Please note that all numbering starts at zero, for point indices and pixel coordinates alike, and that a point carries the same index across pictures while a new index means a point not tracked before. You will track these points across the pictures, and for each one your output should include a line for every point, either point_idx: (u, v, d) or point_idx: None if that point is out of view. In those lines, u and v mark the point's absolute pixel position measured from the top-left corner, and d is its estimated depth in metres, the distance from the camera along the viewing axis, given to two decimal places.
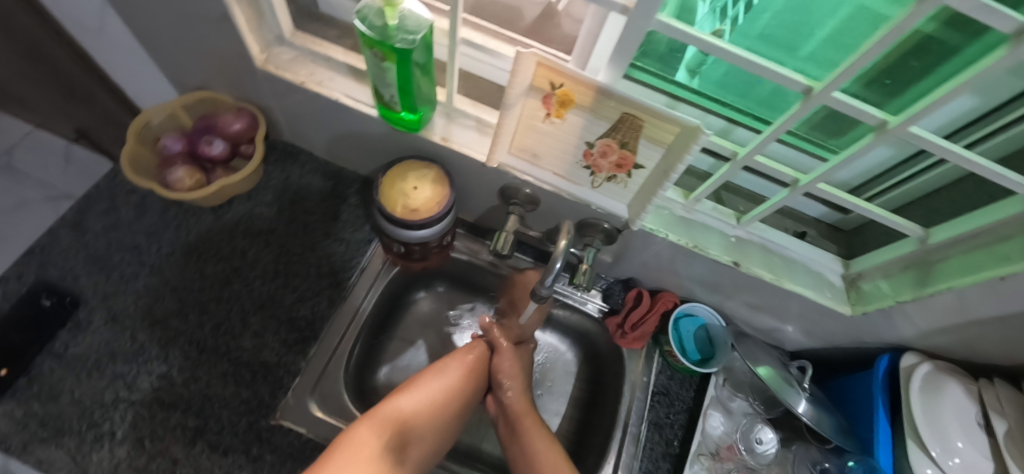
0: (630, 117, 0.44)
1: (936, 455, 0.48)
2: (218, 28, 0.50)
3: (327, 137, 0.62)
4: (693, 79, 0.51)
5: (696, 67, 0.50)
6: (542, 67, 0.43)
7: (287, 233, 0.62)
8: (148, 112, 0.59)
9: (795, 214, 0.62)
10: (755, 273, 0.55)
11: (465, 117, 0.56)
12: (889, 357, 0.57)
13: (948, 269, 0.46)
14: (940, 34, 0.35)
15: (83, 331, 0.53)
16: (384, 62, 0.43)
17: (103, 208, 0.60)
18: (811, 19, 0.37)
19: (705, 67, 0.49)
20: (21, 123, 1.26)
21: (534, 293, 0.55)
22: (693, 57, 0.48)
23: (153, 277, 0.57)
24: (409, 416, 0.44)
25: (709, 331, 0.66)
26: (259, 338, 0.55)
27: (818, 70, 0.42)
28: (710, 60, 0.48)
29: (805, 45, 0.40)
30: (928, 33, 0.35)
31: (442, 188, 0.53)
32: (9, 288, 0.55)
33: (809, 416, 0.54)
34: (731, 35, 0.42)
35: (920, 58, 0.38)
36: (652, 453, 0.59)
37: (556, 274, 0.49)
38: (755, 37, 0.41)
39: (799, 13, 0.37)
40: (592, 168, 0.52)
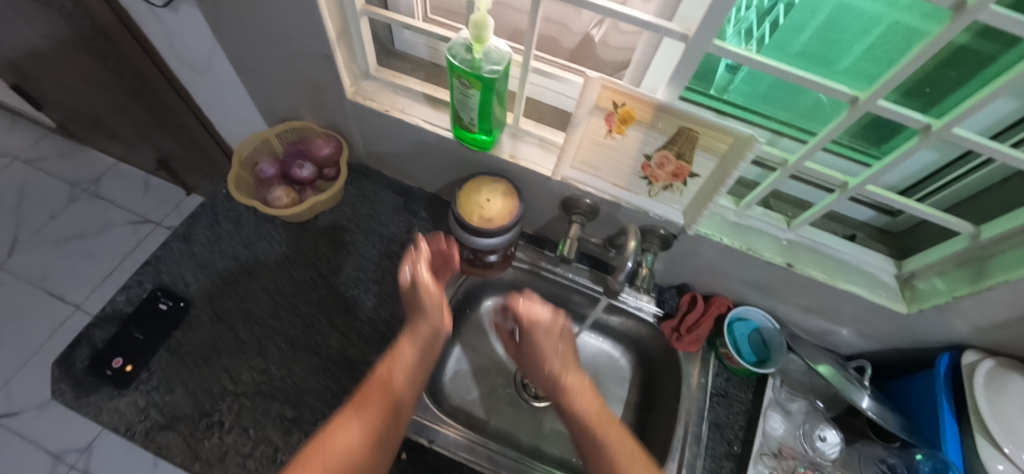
0: (687, 130, 0.50)
1: (1010, 451, 0.48)
2: (318, 64, 0.59)
3: (401, 158, 0.70)
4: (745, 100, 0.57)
5: (725, 85, 0.55)
6: (608, 90, 0.49)
7: (365, 244, 0.68)
8: (248, 140, 0.68)
9: (842, 218, 0.65)
10: (807, 274, 0.58)
11: (530, 136, 0.62)
12: (948, 356, 0.58)
13: (1003, 263, 0.48)
14: (973, 43, 0.39)
15: (194, 329, 0.60)
16: (470, 89, 0.49)
17: (206, 223, 0.68)
18: (847, 36, 0.42)
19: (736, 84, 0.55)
20: (105, 156, 1.41)
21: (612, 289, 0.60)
22: (723, 75, 0.54)
23: (252, 283, 0.64)
24: (364, 428, 0.41)
25: (763, 334, 0.68)
26: (345, 338, 0.61)
27: (853, 80, 0.46)
28: (740, 75, 0.53)
29: (842, 59, 0.45)
30: (961, 44, 0.39)
31: (512, 200, 0.58)
32: (131, 292, 0.62)
33: (874, 411, 0.56)
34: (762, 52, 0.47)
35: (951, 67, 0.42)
36: (714, 452, 0.60)
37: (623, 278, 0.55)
38: (782, 48, 0.46)
39: (828, 30, 0.42)
40: (649, 178, 0.56)
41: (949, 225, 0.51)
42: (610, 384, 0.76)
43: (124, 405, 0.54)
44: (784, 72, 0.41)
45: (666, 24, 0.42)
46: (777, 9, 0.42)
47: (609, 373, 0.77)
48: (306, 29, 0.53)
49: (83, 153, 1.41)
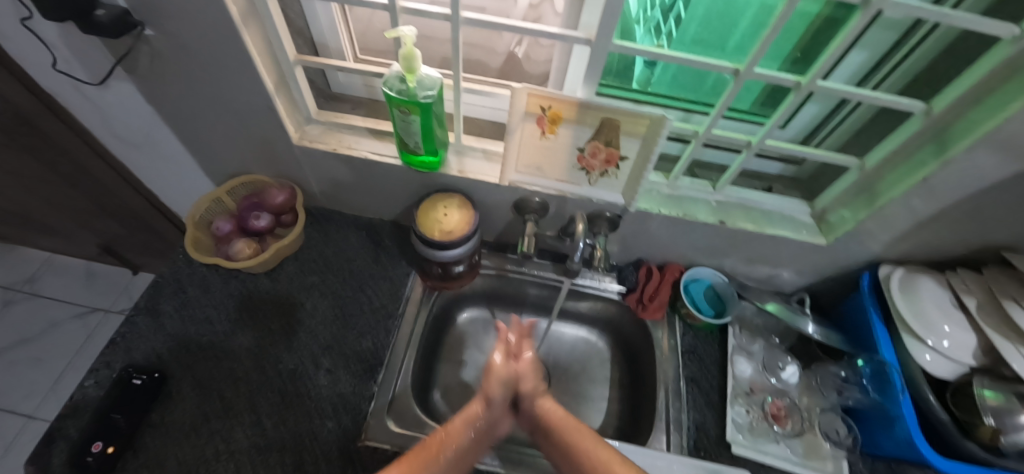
0: (609, 120, 0.56)
1: (931, 340, 0.58)
2: (262, 117, 0.61)
3: (358, 193, 0.73)
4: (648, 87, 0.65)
5: (647, 77, 0.63)
6: (533, 96, 0.56)
7: (336, 283, 0.70)
8: (199, 201, 0.68)
9: (759, 175, 0.74)
10: (740, 227, 0.65)
11: (473, 151, 0.67)
12: (869, 274, 0.68)
13: (887, 184, 0.58)
14: (831, 11, 0.49)
15: (175, 400, 0.58)
16: (409, 115, 0.53)
17: (171, 292, 0.67)
18: (733, 22, 0.52)
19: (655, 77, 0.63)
20: (34, 252, 1.32)
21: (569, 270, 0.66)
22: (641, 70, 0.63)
23: (228, 342, 0.63)
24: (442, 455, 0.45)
25: (716, 289, 0.75)
26: (333, 375, 0.62)
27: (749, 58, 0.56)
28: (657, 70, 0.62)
29: (735, 39, 0.54)
30: (823, 13, 0.50)
31: (468, 211, 0.63)
32: (99, 376, 0.59)
33: (819, 333, 0.63)
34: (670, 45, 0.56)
35: (824, 32, 0.52)
36: (697, 403, 0.66)
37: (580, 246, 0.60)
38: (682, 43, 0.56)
39: (719, 19, 0.52)
40: (586, 168, 0.62)
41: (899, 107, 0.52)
42: (594, 368, 0.81)
43: None
44: (676, 58, 0.49)
45: (570, 33, 0.49)
46: (676, 5, 0.52)
47: (593, 359, 0.82)
48: (247, 87, 0.57)
49: (8, 253, 1.32)
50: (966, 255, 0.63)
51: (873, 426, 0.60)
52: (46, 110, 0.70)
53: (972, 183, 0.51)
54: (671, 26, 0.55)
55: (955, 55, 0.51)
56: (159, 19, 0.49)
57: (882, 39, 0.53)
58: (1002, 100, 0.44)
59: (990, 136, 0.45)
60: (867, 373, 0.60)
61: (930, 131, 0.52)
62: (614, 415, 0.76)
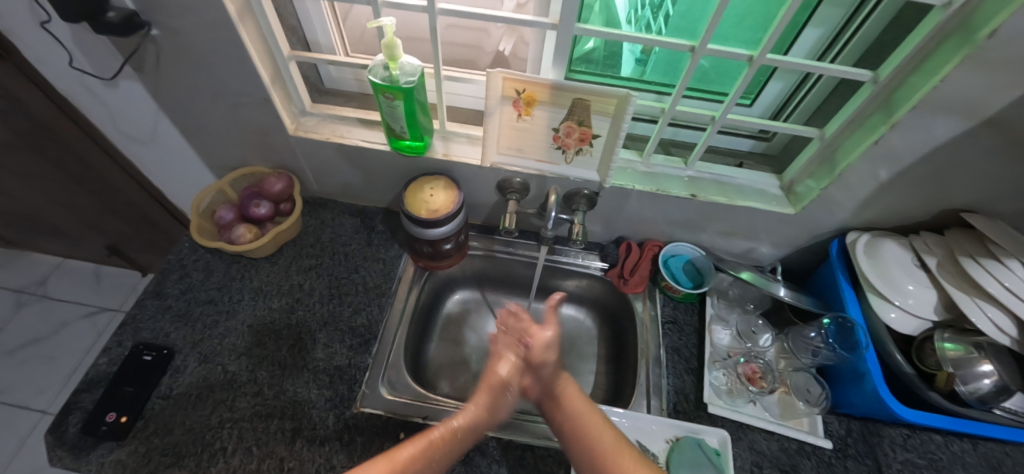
0: (580, 100, 0.60)
1: (899, 300, 0.60)
2: (260, 109, 0.66)
3: (351, 181, 0.78)
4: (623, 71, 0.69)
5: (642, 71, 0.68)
6: (508, 80, 0.59)
7: (332, 264, 0.74)
8: (204, 191, 0.72)
9: (731, 152, 0.78)
10: (711, 200, 0.69)
11: (457, 136, 0.71)
12: (838, 241, 0.71)
13: (845, 151, 0.61)
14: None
15: (182, 373, 0.62)
16: (394, 101, 0.57)
17: (177, 276, 0.71)
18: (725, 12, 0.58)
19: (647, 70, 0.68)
20: (47, 257, 1.38)
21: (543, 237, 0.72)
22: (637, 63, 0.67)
23: (231, 321, 0.67)
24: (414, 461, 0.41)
25: (695, 263, 0.78)
26: (330, 348, 0.65)
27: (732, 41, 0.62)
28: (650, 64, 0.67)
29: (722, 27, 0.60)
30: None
31: (453, 192, 0.67)
32: (112, 354, 0.63)
33: (790, 296, 0.66)
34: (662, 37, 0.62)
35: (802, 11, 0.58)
36: (676, 369, 0.69)
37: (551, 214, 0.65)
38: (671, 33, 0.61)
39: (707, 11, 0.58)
40: (562, 147, 0.66)
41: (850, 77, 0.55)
42: (582, 345, 0.85)
43: (125, 455, 0.55)
44: (637, 38, 0.53)
45: (538, 19, 0.53)
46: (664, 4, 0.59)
47: (580, 336, 0.86)
48: (245, 80, 0.61)
49: (22, 258, 1.38)
50: (928, 220, 0.67)
51: (843, 383, 0.64)
52: (60, 111, 0.75)
53: (922, 145, 0.55)
54: (660, 24, 0.61)
55: (900, 27, 0.55)
56: (164, 19, 0.54)
57: (832, 16, 0.57)
58: (937, 63, 0.48)
59: (930, 96, 0.49)
60: (832, 331, 0.64)
61: (879, 98, 0.55)
62: (600, 387, 0.79)
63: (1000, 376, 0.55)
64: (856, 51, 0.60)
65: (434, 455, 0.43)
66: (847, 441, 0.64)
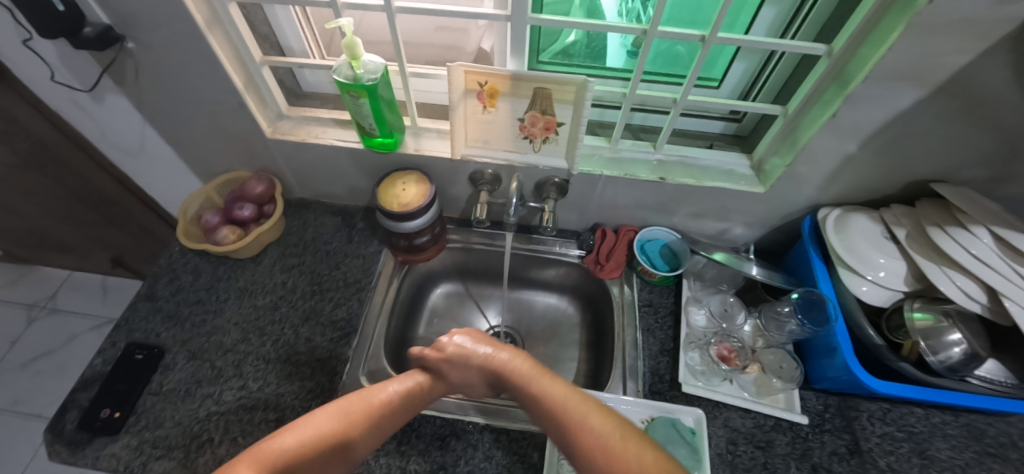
0: (541, 89, 0.61)
1: (872, 276, 0.60)
2: (236, 114, 0.68)
3: (330, 180, 0.80)
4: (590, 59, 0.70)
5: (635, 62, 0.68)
6: (470, 73, 0.61)
7: (314, 262, 0.77)
8: (189, 197, 0.75)
9: (702, 135, 0.78)
10: (678, 182, 0.69)
11: (428, 131, 0.73)
12: (810, 219, 0.71)
13: (807, 127, 0.62)
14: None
15: (172, 370, 0.65)
16: (359, 99, 0.59)
17: (167, 279, 0.74)
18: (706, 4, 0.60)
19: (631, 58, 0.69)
20: (54, 271, 1.44)
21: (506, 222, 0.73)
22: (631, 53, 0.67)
23: (217, 319, 0.70)
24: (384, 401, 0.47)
25: (671, 246, 0.79)
26: (311, 341, 0.68)
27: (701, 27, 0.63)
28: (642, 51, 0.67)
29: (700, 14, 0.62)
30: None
31: (424, 185, 0.69)
32: (106, 354, 0.67)
33: (761, 274, 0.67)
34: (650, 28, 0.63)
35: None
36: (652, 351, 0.69)
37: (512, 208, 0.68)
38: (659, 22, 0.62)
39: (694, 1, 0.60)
40: (529, 137, 0.68)
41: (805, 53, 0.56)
42: (564, 332, 0.86)
43: (118, 449, 0.58)
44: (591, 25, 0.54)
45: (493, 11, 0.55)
46: None
47: (562, 324, 0.87)
48: (219, 86, 0.64)
49: (31, 273, 1.44)
50: (897, 192, 0.67)
51: (817, 357, 0.63)
52: (52, 126, 0.79)
53: (878, 115, 0.55)
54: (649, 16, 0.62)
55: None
56: (136, 32, 0.56)
57: None
58: (883, 33, 0.48)
59: (877, 67, 0.49)
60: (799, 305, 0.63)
61: (833, 71, 0.56)
62: (581, 373, 0.80)
63: (968, 344, 0.55)
64: (814, 26, 0.60)
65: (407, 401, 0.49)
66: (824, 417, 0.63)
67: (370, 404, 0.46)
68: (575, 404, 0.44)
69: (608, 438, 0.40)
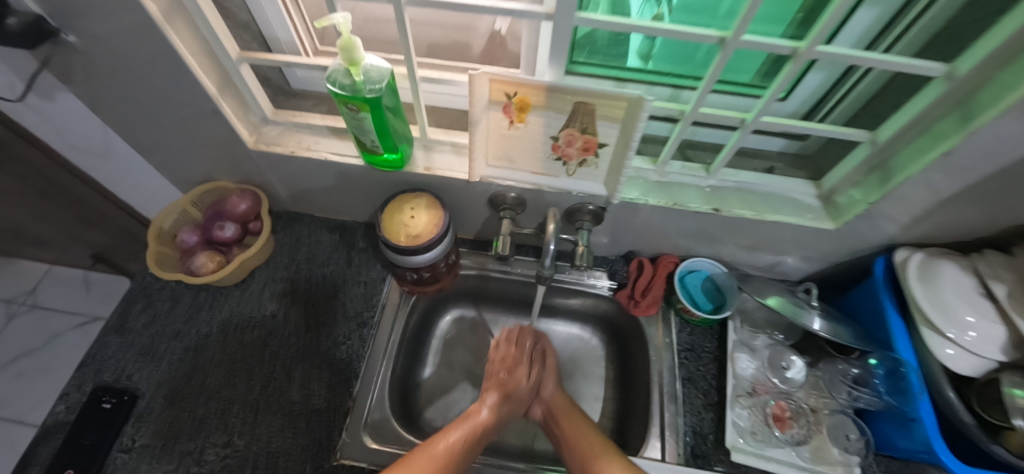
0: (583, 104, 0.50)
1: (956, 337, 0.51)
2: (211, 122, 0.57)
3: (325, 195, 0.69)
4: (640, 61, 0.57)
5: (648, 52, 0.56)
6: (496, 82, 0.49)
7: (308, 289, 0.67)
8: (163, 213, 0.65)
9: (759, 153, 0.67)
10: (737, 214, 0.59)
11: (441, 144, 0.62)
12: (883, 259, 0.61)
13: (903, 161, 0.51)
14: None
15: (146, 421, 0.57)
16: (359, 113, 0.48)
17: (141, 307, 0.65)
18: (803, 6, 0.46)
19: (656, 50, 0.55)
20: (34, 265, 1.34)
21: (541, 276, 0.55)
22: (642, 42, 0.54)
23: (198, 358, 0.61)
24: (451, 450, 0.49)
25: (715, 280, 0.69)
26: (307, 388, 0.59)
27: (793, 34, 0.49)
28: (659, 43, 0.54)
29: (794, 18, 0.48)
30: None
31: (436, 212, 0.59)
32: (71, 400, 0.58)
33: (826, 331, 0.56)
34: (670, 15, 0.48)
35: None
36: (693, 406, 0.61)
37: (550, 253, 0.49)
38: (691, 11, 0.48)
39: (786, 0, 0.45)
40: (563, 158, 0.56)
41: (914, 72, 0.43)
42: (587, 366, 0.77)
43: None
44: (655, 30, 0.42)
45: (530, 8, 0.42)
46: None
47: (585, 356, 0.78)
48: (187, 90, 0.52)
49: (9, 267, 1.34)
50: (995, 236, 0.56)
51: (883, 423, 0.56)
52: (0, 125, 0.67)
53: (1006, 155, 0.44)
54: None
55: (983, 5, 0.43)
56: (74, 27, 0.44)
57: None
58: None
59: None
60: (880, 375, 0.54)
61: (951, 98, 0.44)
62: (607, 415, 0.72)
63: None
64: (921, 36, 0.48)
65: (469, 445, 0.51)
66: None
67: (439, 454, 0.47)
68: (589, 446, 0.52)
69: (598, 451, 0.51)
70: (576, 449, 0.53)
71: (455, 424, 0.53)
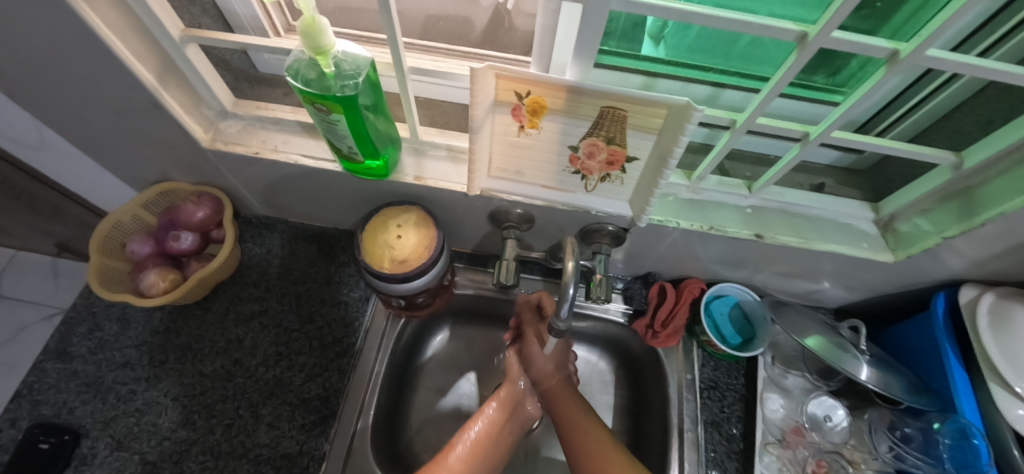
0: (611, 109, 0.40)
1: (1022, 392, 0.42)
2: (153, 117, 0.47)
3: (299, 200, 0.59)
4: (658, 48, 0.45)
5: (659, 33, 0.43)
6: (503, 79, 0.39)
7: (280, 311, 0.59)
8: (114, 215, 0.56)
9: (807, 167, 0.58)
10: (782, 242, 0.50)
11: (435, 148, 0.52)
12: (944, 295, 0.51)
13: (993, 193, 0.40)
14: None
15: (91, 464, 0.50)
16: (331, 115, 0.38)
17: (85, 329, 0.57)
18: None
19: (669, 30, 0.43)
20: None
21: (550, 328, 0.44)
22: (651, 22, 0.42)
23: (153, 391, 0.54)
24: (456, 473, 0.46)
25: (744, 308, 0.61)
26: (276, 429, 0.52)
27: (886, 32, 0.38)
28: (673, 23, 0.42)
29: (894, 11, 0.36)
30: None
31: (427, 231, 0.49)
32: (5, 438, 0.51)
33: (874, 382, 0.48)
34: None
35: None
36: (716, 455, 0.54)
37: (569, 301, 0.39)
38: None
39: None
40: (582, 171, 0.47)
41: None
42: (595, 393, 0.68)
43: None
44: (717, 20, 0.32)
45: None
46: None
47: (592, 381, 0.68)
48: (114, 80, 0.42)
49: None
50: None
51: None
52: None
53: None
54: None
55: None
56: None
57: None
58: None
59: None
60: (946, 445, 0.47)
61: None
62: None
63: None
64: None
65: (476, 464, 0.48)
66: None
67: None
68: (593, 447, 0.49)
69: (604, 457, 0.47)
70: (579, 450, 0.49)
71: (467, 425, 0.51)
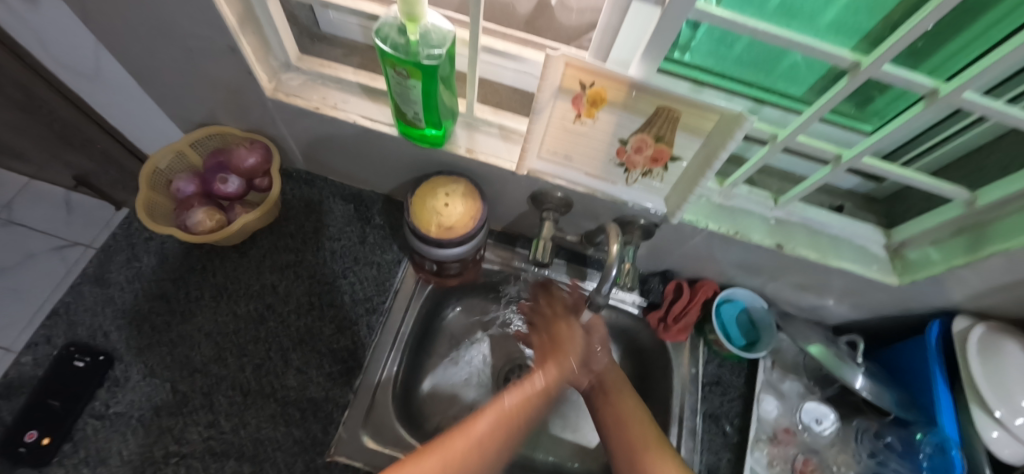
0: (666, 109, 0.42)
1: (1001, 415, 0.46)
2: (223, 60, 0.48)
3: (345, 159, 0.61)
4: (683, 56, 0.47)
5: (687, 44, 0.46)
6: (572, 68, 0.40)
7: (314, 263, 0.61)
8: (155, 157, 0.57)
9: (829, 188, 0.62)
10: (800, 255, 0.54)
11: (487, 125, 0.54)
12: (939, 323, 0.55)
13: (999, 232, 0.43)
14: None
15: (123, 388, 0.51)
16: (409, 80, 0.40)
17: (124, 258, 0.58)
18: (957, 40, 0.37)
19: (696, 42, 0.45)
20: None
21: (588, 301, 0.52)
22: (682, 34, 0.44)
23: (186, 324, 0.55)
24: (481, 445, 0.42)
25: (751, 314, 0.65)
26: (303, 374, 0.54)
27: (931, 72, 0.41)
28: (703, 34, 0.44)
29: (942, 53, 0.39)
30: None
31: (473, 202, 0.52)
32: (38, 353, 0.52)
33: (868, 390, 0.53)
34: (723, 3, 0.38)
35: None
36: (712, 445, 0.58)
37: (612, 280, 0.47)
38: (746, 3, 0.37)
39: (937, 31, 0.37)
40: (626, 164, 0.50)
41: None
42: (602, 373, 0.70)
43: None
44: (779, 39, 0.34)
45: None
46: None
47: None
48: (196, 22, 0.43)
49: None
50: None
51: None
52: None
53: None
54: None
55: None
56: None
57: None
58: None
59: None
60: (926, 454, 0.52)
61: None
62: None
63: None
64: None
65: (509, 430, 0.44)
66: None
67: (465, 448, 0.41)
68: (639, 436, 0.49)
69: (650, 445, 0.48)
70: (626, 441, 0.49)
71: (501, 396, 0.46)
